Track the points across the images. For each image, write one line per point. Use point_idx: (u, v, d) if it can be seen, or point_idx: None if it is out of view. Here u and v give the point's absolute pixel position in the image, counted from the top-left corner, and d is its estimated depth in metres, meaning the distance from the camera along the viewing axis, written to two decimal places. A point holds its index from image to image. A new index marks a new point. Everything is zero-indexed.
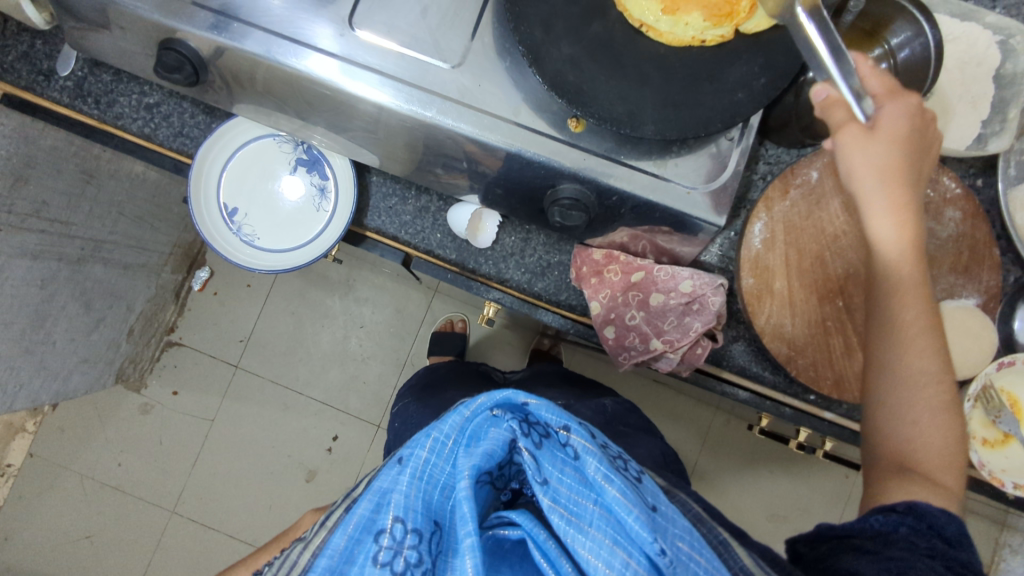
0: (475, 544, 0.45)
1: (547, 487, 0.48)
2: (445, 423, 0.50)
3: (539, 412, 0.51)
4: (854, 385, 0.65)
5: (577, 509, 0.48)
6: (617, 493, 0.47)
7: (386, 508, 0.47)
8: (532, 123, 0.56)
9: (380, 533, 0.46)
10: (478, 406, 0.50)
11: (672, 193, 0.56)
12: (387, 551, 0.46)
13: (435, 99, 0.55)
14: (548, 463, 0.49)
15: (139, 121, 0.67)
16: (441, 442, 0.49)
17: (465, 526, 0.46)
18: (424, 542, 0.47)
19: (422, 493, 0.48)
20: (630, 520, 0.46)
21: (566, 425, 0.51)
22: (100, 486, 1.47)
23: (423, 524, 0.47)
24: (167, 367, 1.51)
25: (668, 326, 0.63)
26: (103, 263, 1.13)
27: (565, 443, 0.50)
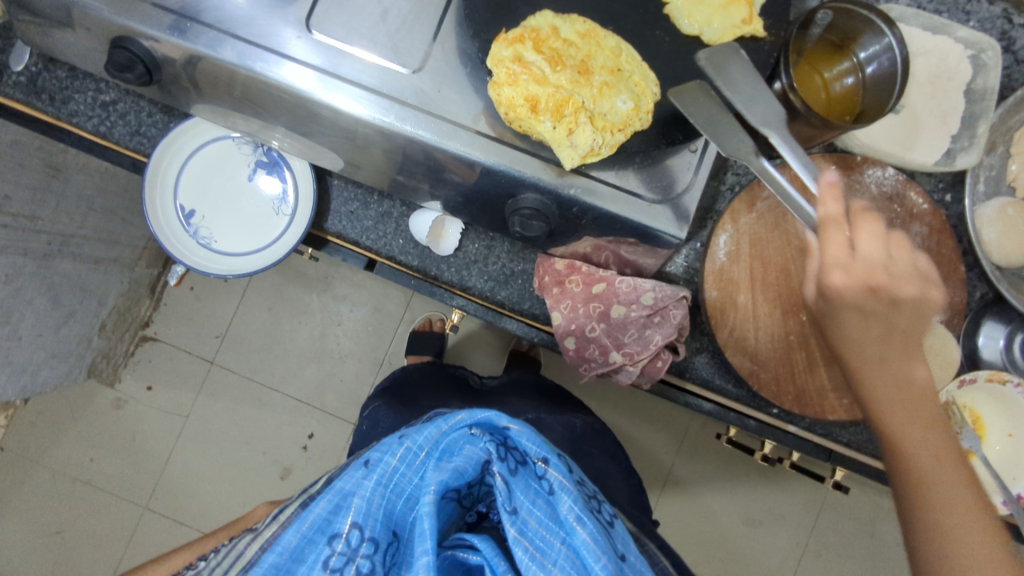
0: (430, 563, 0.43)
1: (516, 517, 0.47)
2: (421, 434, 0.49)
3: (520, 438, 0.50)
4: (815, 400, 0.65)
5: (543, 545, 0.46)
6: (586, 537, 0.46)
7: (345, 512, 0.46)
8: (493, 131, 0.55)
9: (335, 538, 0.45)
10: (456, 422, 0.50)
11: (633, 205, 0.55)
12: (339, 557, 0.44)
13: (393, 104, 0.53)
14: (521, 492, 0.48)
15: (94, 120, 0.65)
16: (413, 452, 0.48)
17: (423, 543, 0.44)
18: (379, 553, 0.45)
19: (385, 501, 0.46)
20: (596, 567, 0.45)
21: (546, 457, 0.50)
22: (72, 481, 1.46)
23: (380, 534, 0.46)
24: (141, 362, 1.49)
25: (629, 339, 0.62)
26: (71, 258, 1.11)
27: (541, 475, 0.50)
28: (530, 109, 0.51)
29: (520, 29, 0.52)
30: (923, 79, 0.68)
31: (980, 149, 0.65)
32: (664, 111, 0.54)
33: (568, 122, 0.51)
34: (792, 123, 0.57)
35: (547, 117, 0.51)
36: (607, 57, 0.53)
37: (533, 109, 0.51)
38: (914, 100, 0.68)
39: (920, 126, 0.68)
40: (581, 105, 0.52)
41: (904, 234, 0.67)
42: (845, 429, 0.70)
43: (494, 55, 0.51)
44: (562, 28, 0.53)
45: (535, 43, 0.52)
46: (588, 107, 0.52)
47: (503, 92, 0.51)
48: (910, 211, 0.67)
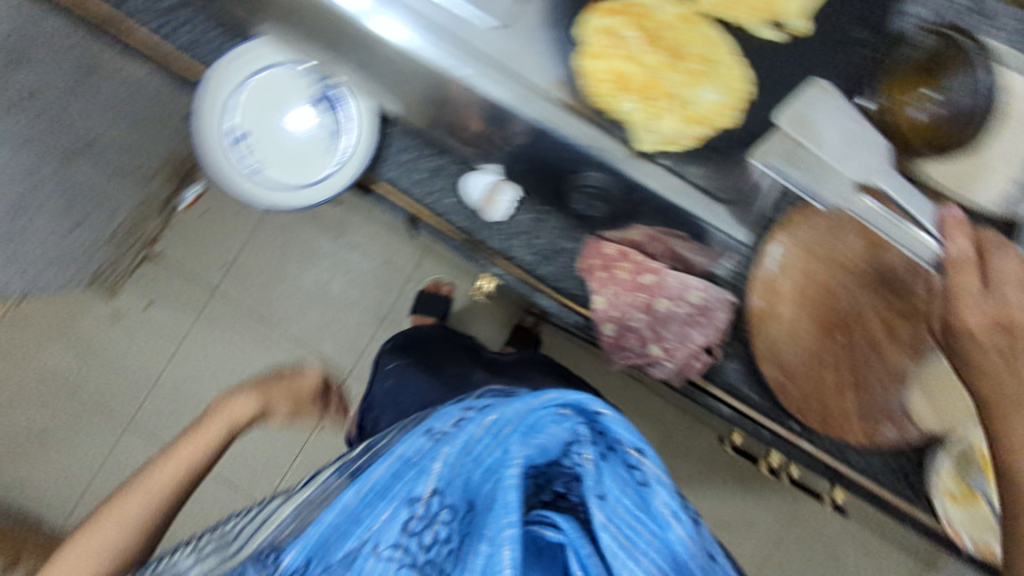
0: (516, 537, 0.39)
1: (603, 503, 0.43)
2: (508, 407, 0.45)
3: (613, 426, 0.46)
4: (838, 421, 0.65)
5: (632, 535, 0.42)
6: (681, 534, 0.43)
7: (425, 475, 0.43)
8: (572, 103, 0.52)
9: (415, 501, 0.43)
10: (546, 400, 0.44)
11: (700, 202, 0.55)
12: (418, 520, 0.42)
13: (474, 57, 0.50)
14: (610, 479, 0.44)
15: None
16: (501, 425, 0.45)
17: (508, 515, 0.39)
18: (457, 522, 0.42)
19: (466, 471, 0.44)
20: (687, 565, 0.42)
21: (641, 448, 0.45)
22: (58, 385, 1.44)
23: (460, 502, 0.43)
24: (143, 278, 1.47)
25: (668, 333, 0.63)
26: (91, 163, 1.08)
27: (634, 465, 0.45)
28: (615, 85, 0.52)
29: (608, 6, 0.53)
30: None
31: None
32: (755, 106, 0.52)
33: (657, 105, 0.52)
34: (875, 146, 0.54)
35: (631, 98, 0.52)
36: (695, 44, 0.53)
37: (618, 85, 0.52)
38: None
39: None
40: (671, 90, 0.53)
41: None
42: (858, 455, 0.70)
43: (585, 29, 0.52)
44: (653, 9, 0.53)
45: (625, 22, 0.53)
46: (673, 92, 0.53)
47: (591, 63, 0.52)
48: None
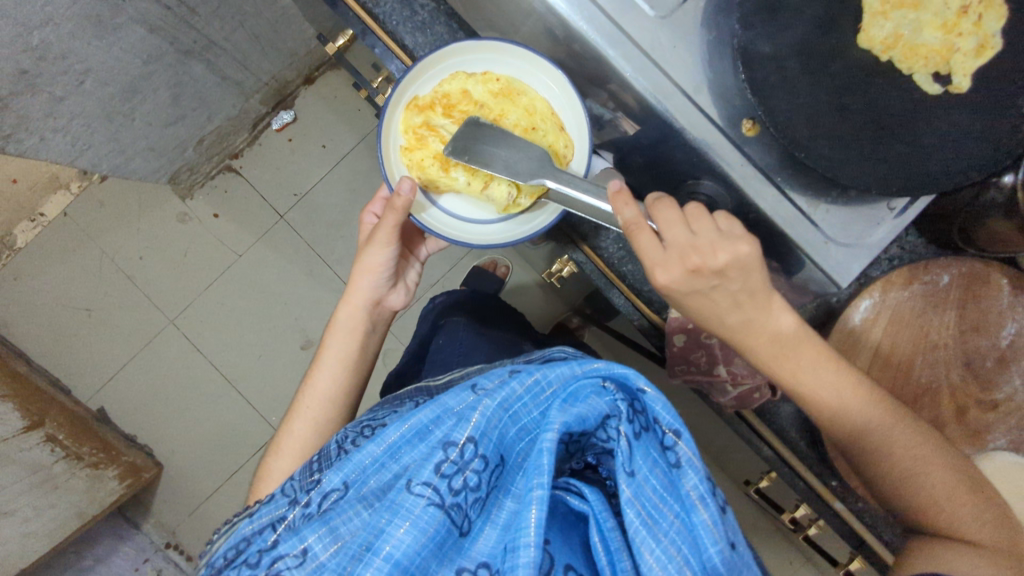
0: (543, 498, 0.38)
1: (632, 481, 0.40)
2: (551, 370, 0.44)
3: (652, 405, 0.43)
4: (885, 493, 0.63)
5: (656, 514, 0.40)
6: (707, 520, 0.40)
7: (461, 424, 0.43)
8: (708, 106, 0.53)
9: (449, 445, 0.42)
10: (591, 369, 0.44)
11: (808, 237, 0.54)
12: (450, 464, 0.42)
13: (624, 41, 0.51)
14: (641, 457, 0.41)
15: None
16: (541, 386, 0.44)
17: (538, 476, 0.39)
18: (487, 472, 0.43)
19: (500, 425, 0.44)
20: (709, 549, 0.40)
21: (678, 430, 0.42)
22: (115, 269, 1.50)
23: (492, 454, 0.43)
24: (217, 189, 1.51)
25: (739, 359, 0.63)
26: (205, 65, 1.11)
27: (668, 447, 0.43)
28: (440, 166, 0.61)
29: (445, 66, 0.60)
30: None
31: None
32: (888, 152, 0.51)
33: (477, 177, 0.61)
34: (999, 220, 0.55)
35: (459, 172, 0.61)
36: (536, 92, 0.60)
37: (442, 167, 0.61)
38: None
39: None
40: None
41: None
42: (890, 527, 0.68)
43: (407, 121, 0.61)
44: (492, 70, 0.60)
45: (444, 109, 0.60)
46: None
47: (413, 156, 0.61)
48: None
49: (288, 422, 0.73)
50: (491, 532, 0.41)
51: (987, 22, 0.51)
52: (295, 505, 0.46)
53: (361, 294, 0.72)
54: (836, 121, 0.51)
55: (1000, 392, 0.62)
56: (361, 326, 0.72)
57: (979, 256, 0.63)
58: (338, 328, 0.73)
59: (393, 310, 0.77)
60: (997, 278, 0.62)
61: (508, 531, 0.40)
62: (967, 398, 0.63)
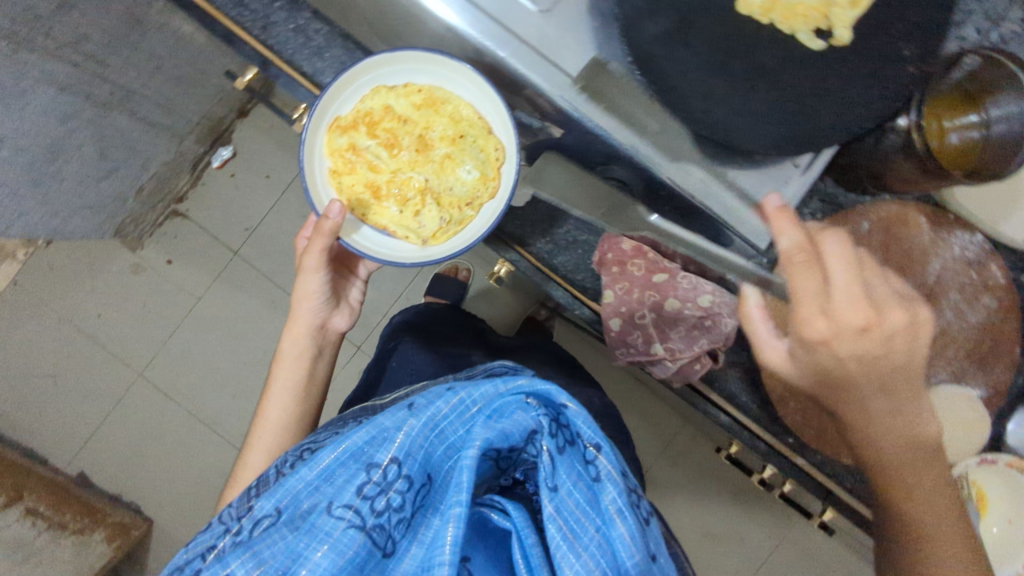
0: (461, 515, 0.45)
1: (555, 495, 0.47)
2: (478, 390, 0.50)
3: (575, 420, 0.50)
4: (834, 440, 0.65)
5: (577, 527, 0.46)
6: (622, 531, 0.47)
7: (387, 444, 0.48)
8: (605, 91, 0.52)
9: (374, 466, 0.47)
10: (515, 387, 0.50)
11: (720, 203, 0.56)
12: (374, 486, 0.47)
13: (511, 40, 0.51)
14: (564, 471, 0.48)
15: None
16: (466, 404, 0.49)
17: (458, 493, 0.46)
18: (411, 491, 0.47)
19: (427, 444, 0.48)
20: (624, 559, 0.46)
21: (598, 445, 0.49)
22: (74, 331, 1.47)
23: (416, 473, 0.48)
24: (167, 235, 1.49)
25: (675, 334, 0.63)
26: (128, 114, 1.10)
27: (589, 461, 0.49)
28: (372, 194, 0.64)
29: (363, 84, 0.60)
30: None
31: None
32: (751, 113, 0.51)
33: (411, 204, 0.64)
34: (903, 161, 0.56)
35: (390, 202, 0.64)
36: (465, 107, 0.60)
37: (373, 195, 0.64)
38: None
39: None
40: (426, 184, 0.64)
41: (972, 303, 0.65)
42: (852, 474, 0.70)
43: (332, 146, 0.63)
44: (414, 81, 0.60)
45: (368, 127, 0.62)
46: (431, 179, 0.64)
47: (342, 182, 0.64)
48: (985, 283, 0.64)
49: (247, 446, 0.76)
50: (416, 550, 0.46)
51: None
52: (227, 533, 0.47)
53: (303, 320, 0.75)
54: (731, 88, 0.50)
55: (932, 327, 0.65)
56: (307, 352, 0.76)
57: (896, 198, 0.64)
58: (285, 355, 0.77)
59: (339, 331, 0.80)
60: (915, 217, 0.64)
61: (431, 547, 0.46)
62: None
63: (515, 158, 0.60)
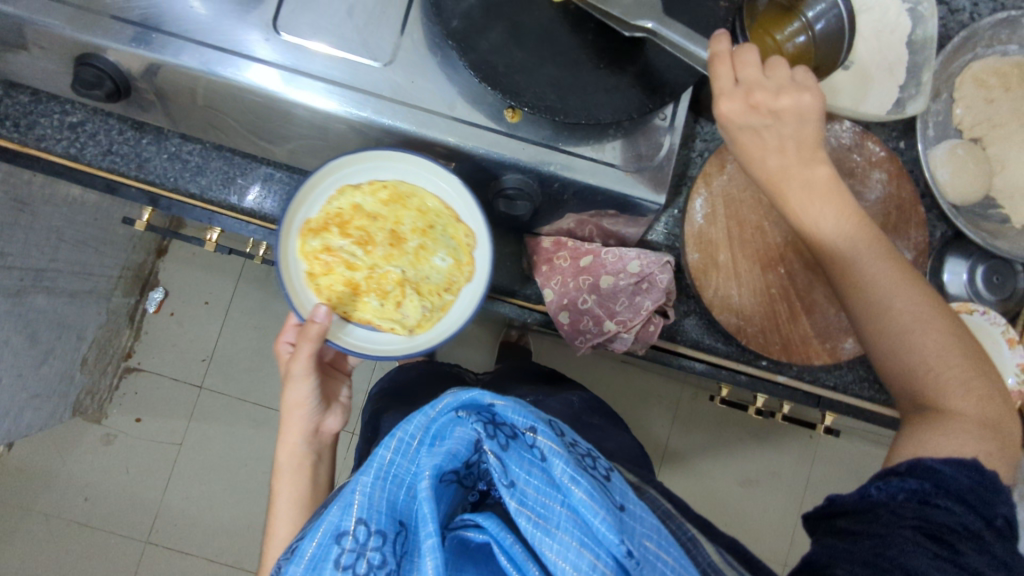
0: (435, 545, 0.42)
1: (514, 490, 0.45)
2: (410, 423, 0.48)
3: (506, 413, 0.48)
4: (801, 347, 0.68)
5: (544, 511, 0.44)
6: (583, 495, 0.44)
7: (348, 510, 0.45)
8: (469, 114, 0.56)
9: (343, 535, 0.44)
10: (443, 407, 0.49)
11: (613, 176, 0.58)
12: (349, 553, 0.43)
13: (368, 98, 0.54)
14: (515, 464, 0.46)
15: (63, 142, 0.63)
16: (406, 442, 0.48)
17: (426, 526, 0.43)
18: (388, 544, 0.44)
19: (387, 493, 0.46)
20: (596, 522, 0.43)
21: (533, 426, 0.48)
22: (66, 524, 1.43)
23: (387, 526, 0.45)
24: (127, 394, 1.46)
25: (620, 307, 0.65)
26: (45, 292, 1.09)
27: (532, 444, 0.47)
28: (351, 291, 0.58)
29: (330, 183, 0.57)
30: (867, 35, 0.70)
31: (927, 96, 0.68)
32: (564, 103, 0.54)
33: (392, 295, 0.59)
34: None
35: (370, 296, 0.58)
36: (436, 199, 0.59)
37: (353, 292, 0.58)
38: (862, 55, 0.70)
39: (870, 80, 0.70)
40: (404, 275, 0.59)
41: (866, 181, 0.69)
42: (829, 372, 0.73)
43: (304, 249, 0.58)
44: (378, 177, 0.58)
45: (339, 227, 0.58)
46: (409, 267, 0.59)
47: (320, 283, 0.58)
48: (870, 159, 0.69)
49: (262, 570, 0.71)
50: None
51: None
52: None
53: (297, 429, 0.73)
54: (571, 75, 0.54)
55: None
56: (306, 461, 0.73)
57: None
58: (282, 469, 0.73)
59: (332, 434, 0.77)
60: None
61: None
62: None
63: (489, 241, 0.58)
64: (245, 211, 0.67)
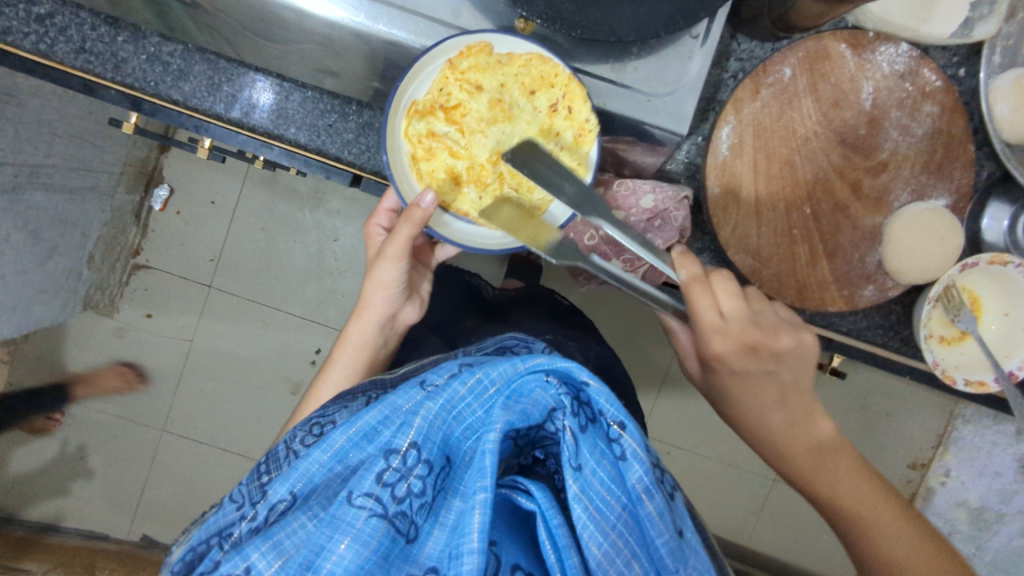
0: (487, 500, 0.40)
1: (579, 474, 0.44)
2: (495, 368, 0.46)
3: (597, 397, 0.46)
4: (816, 292, 0.64)
5: (604, 507, 0.43)
6: (652, 511, 0.44)
7: (404, 429, 0.44)
8: (477, 23, 0.51)
9: (392, 452, 0.43)
10: (534, 365, 0.46)
11: (629, 101, 0.53)
12: (393, 472, 0.42)
13: (363, 0, 0.49)
14: (588, 449, 0.44)
15: (32, 36, 0.57)
16: (484, 384, 0.46)
17: (482, 479, 0.41)
18: (432, 476, 0.43)
19: (444, 426, 0.45)
20: (656, 541, 0.44)
21: (622, 422, 0.46)
22: (87, 409, 1.49)
23: (436, 457, 0.44)
24: (138, 290, 1.47)
25: (630, 245, 0.63)
26: (43, 188, 1.07)
27: (613, 439, 0.46)
28: (450, 179, 0.54)
29: (442, 65, 0.50)
30: None
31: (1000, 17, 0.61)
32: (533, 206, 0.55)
33: (490, 188, 0.54)
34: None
35: (470, 188, 0.54)
36: (558, 94, 0.51)
37: (452, 181, 0.54)
38: None
39: None
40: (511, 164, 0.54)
41: (915, 115, 0.63)
42: (844, 317, 0.69)
43: (408, 131, 0.52)
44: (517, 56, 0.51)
45: (448, 111, 0.52)
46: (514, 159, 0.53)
47: (421, 168, 0.53)
48: (923, 89, 0.62)
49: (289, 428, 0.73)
50: (440, 533, 0.42)
51: (578, 109, 0.51)
52: (244, 519, 0.45)
53: (375, 310, 0.71)
54: None
55: (883, 151, 0.63)
56: (371, 341, 0.72)
57: (811, 34, 0.61)
58: (348, 340, 0.72)
59: (406, 322, 0.76)
60: (834, 48, 0.61)
61: (455, 532, 0.41)
62: (856, 172, 0.63)
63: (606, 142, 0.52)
64: (233, 121, 0.62)
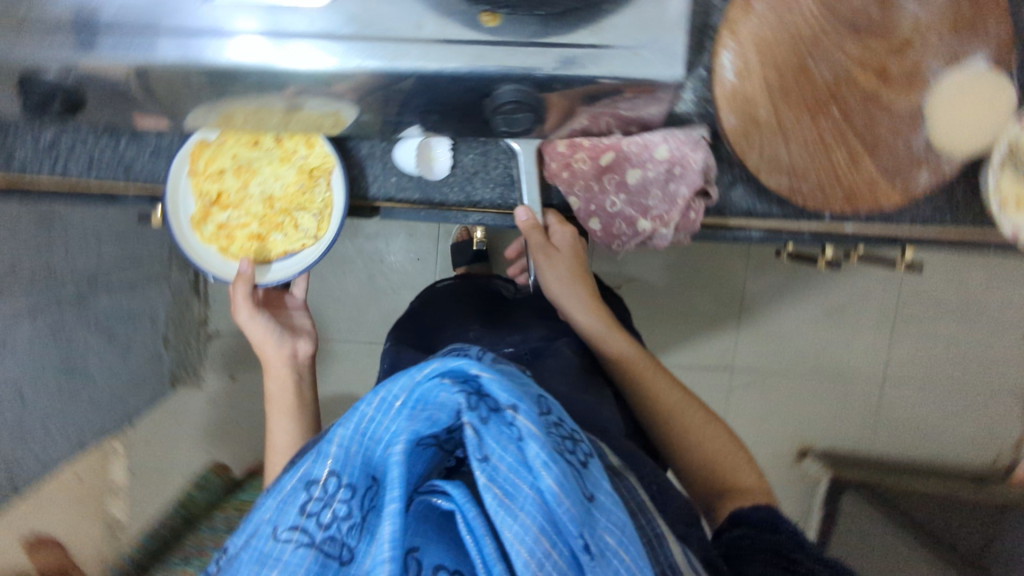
0: (396, 511, 0.37)
1: (485, 465, 0.38)
2: (395, 383, 0.40)
3: (491, 386, 0.39)
4: (867, 196, 0.57)
5: (511, 489, 0.38)
6: (553, 483, 0.38)
7: (323, 457, 0.40)
8: (442, 31, 0.49)
9: (312, 483, 0.40)
10: (430, 370, 0.40)
11: (620, 60, 0.50)
12: (317, 502, 0.39)
13: (326, 43, 0.49)
14: (491, 439, 0.39)
15: (49, 164, 0.64)
16: (389, 400, 0.40)
17: (391, 491, 0.38)
18: (357, 498, 0.40)
19: (363, 449, 0.40)
20: (562, 515, 0.38)
21: (517, 404, 0.39)
22: None
23: (360, 479, 0.40)
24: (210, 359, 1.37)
25: (655, 201, 0.64)
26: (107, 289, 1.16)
27: (512, 423, 0.39)
28: (258, 240, 0.68)
29: (186, 179, 0.65)
30: None
31: None
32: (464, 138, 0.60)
33: (286, 224, 0.68)
34: None
35: (276, 234, 0.68)
36: (274, 132, 0.65)
37: (259, 240, 0.68)
38: None
39: None
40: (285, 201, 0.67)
41: None
42: (905, 211, 0.65)
43: (205, 237, 0.68)
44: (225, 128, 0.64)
45: (218, 206, 0.67)
46: (280, 196, 0.67)
47: (233, 251, 0.68)
48: None
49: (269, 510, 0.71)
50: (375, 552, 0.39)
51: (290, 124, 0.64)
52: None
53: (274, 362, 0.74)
54: None
55: (903, 27, 0.54)
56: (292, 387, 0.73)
57: None
58: (271, 395, 0.73)
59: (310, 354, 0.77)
60: None
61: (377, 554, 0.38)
62: (878, 57, 0.55)
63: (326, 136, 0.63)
64: None
